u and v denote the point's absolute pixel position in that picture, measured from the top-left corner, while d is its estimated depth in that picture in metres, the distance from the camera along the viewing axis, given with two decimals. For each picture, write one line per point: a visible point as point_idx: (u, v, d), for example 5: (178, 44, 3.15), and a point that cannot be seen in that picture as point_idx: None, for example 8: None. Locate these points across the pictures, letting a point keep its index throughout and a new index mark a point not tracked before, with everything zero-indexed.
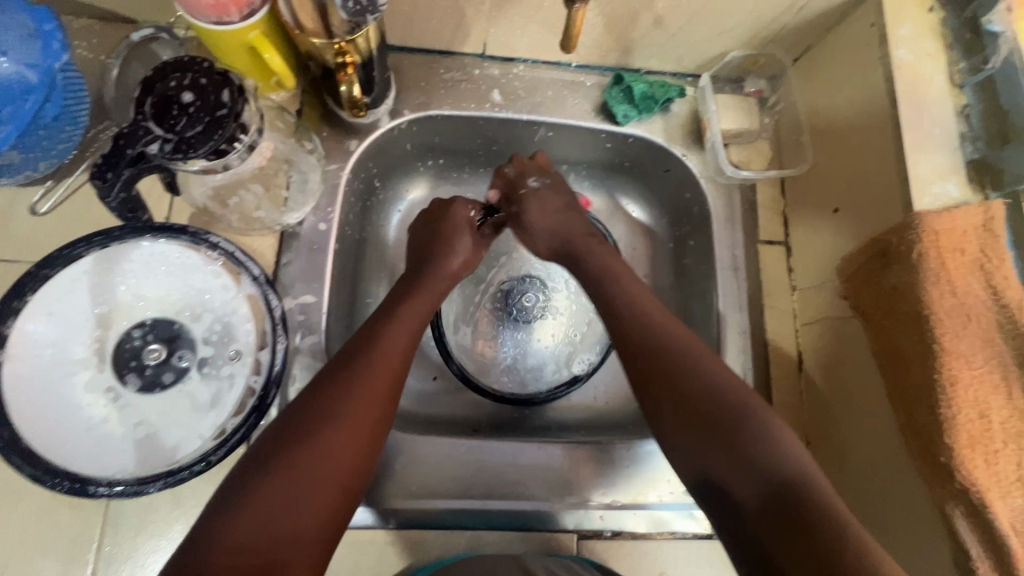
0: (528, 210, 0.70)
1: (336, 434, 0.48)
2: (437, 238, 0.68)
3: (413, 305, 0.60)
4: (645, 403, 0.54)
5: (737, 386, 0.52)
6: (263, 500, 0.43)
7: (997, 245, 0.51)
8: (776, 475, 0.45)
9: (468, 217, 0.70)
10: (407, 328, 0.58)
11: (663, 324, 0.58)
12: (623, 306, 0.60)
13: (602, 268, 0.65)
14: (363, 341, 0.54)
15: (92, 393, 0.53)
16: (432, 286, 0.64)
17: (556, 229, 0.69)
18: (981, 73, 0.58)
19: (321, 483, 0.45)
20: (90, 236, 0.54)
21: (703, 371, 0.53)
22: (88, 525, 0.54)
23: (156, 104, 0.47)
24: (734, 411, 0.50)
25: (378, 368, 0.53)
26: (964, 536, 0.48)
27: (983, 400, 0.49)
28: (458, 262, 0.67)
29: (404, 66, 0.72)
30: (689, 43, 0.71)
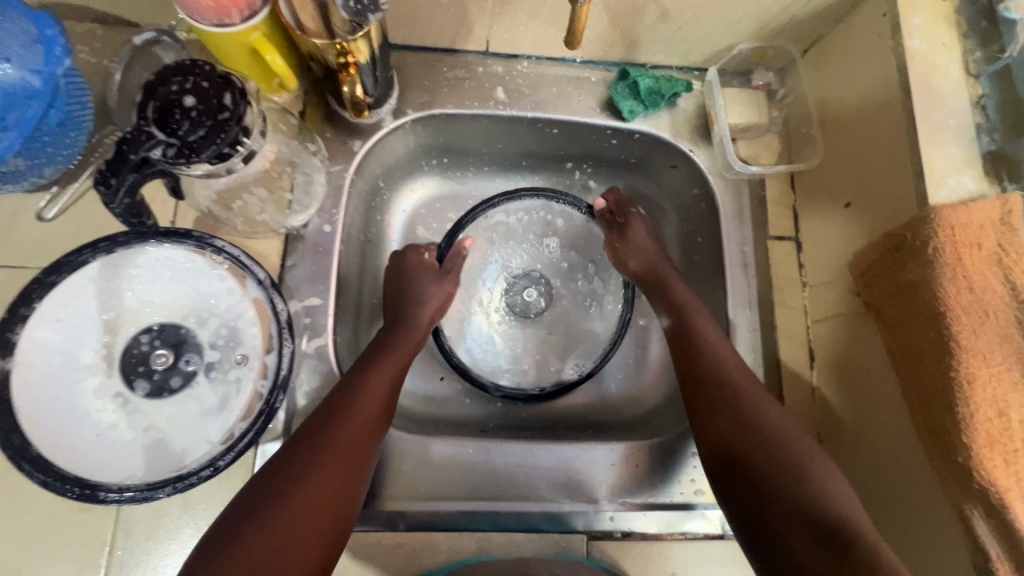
0: (635, 225, 0.73)
1: (318, 485, 0.48)
2: (404, 283, 0.68)
3: (397, 352, 0.61)
4: (706, 441, 0.56)
5: (799, 436, 0.53)
6: (246, 557, 0.43)
7: (1016, 238, 0.50)
8: (832, 522, 0.46)
9: (423, 262, 0.70)
10: (396, 371, 0.60)
11: (732, 368, 0.59)
12: (689, 342, 0.62)
13: (684, 300, 0.66)
14: (344, 388, 0.56)
15: (101, 398, 0.53)
16: (404, 338, 0.64)
17: (653, 256, 0.71)
18: (998, 62, 0.56)
19: (314, 522, 0.47)
20: (96, 242, 0.54)
21: (764, 414, 0.55)
22: (100, 530, 0.54)
23: (158, 109, 0.47)
24: (796, 458, 0.51)
25: (362, 406, 0.54)
26: (983, 537, 0.47)
27: (1003, 398, 0.48)
28: (428, 309, 0.67)
29: (407, 64, 0.71)
30: (695, 37, 0.70)
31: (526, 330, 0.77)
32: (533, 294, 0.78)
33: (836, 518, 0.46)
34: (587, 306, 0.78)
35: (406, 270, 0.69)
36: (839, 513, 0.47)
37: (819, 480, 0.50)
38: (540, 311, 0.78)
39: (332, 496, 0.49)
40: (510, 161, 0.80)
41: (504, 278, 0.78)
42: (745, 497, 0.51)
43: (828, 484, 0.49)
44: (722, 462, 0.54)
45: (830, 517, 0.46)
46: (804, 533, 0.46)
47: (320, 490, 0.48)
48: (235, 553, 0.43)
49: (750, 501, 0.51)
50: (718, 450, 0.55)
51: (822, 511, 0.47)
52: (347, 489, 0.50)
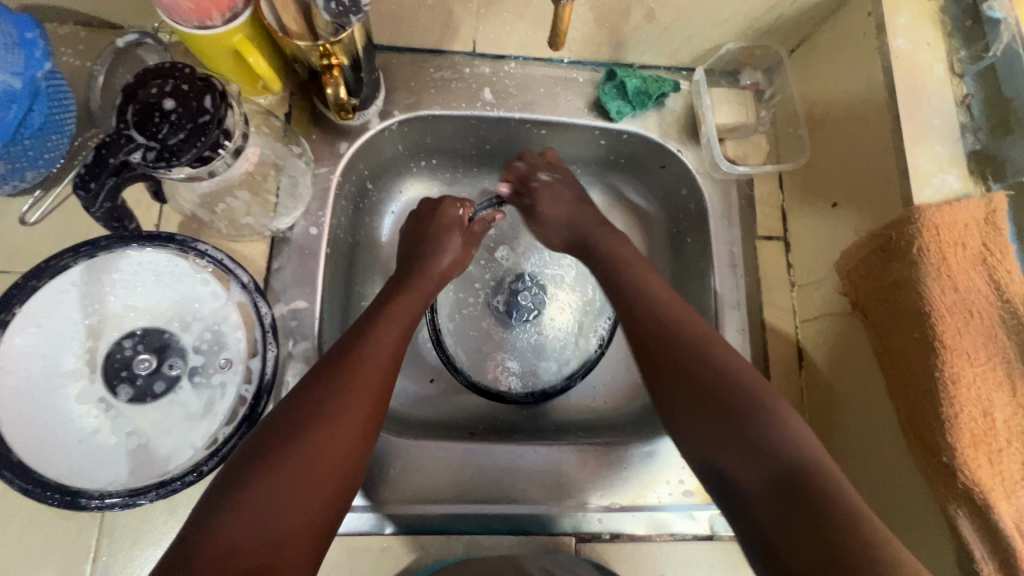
0: (542, 202, 0.71)
1: (329, 436, 0.47)
2: (425, 238, 0.68)
3: (406, 304, 0.60)
4: (656, 385, 0.54)
5: (750, 374, 0.52)
6: (254, 503, 0.43)
7: (999, 238, 0.50)
8: (788, 462, 0.45)
9: (457, 215, 0.70)
10: (398, 331, 0.58)
11: (675, 315, 0.57)
12: (636, 297, 0.60)
13: (612, 257, 0.65)
14: (357, 339, 0.55)
15: (84, 404, 0.53)
16: (421, 287, 0.63)
17: (573, 218, 0.70)
18: (982, 61, 0.56)
19: (311, 487, 0.45)
20: (77, 246, 0.54)
21: (712, 356, 0.53)
22: (84, 536, 0.54)
23: (137, 112, 0.47)
24: (747, 396, 0.50)
25: (367, 369, 0.52)
26: (968, 537, 0.47)
27: (986, 398, 0.48)
28: (447, 262, 0.67)
29: (393, 66, 0.71)
30: (683, 37, 0.70)
31: (518, 330, 0.77)
32: (528, 296, 0.75)
33: (793, 456, 0.45)
34: (579, 307, 0.78)
35: (436, 221, 0.69)
36: (795, 450, 0.46)
37: (774, 416, 0.48)
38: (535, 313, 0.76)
39: (343, 449, 0.48)
40: (499, 161, 0.80)
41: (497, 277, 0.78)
42: (702, 442, 0.50)
43: (786, 420, 0.48)
44: (675, 405, 0.52)
45: (785, 456, 0.45)
46: (762, 476, 0.45)
47: (329, 439, 0.47)
48: (244, 499, 0.43)
49: (707, 445, 0.49)
50: (670, 395, 0.53)
51: (780, 448, 0.46)
52: (349, 455, 0.48)
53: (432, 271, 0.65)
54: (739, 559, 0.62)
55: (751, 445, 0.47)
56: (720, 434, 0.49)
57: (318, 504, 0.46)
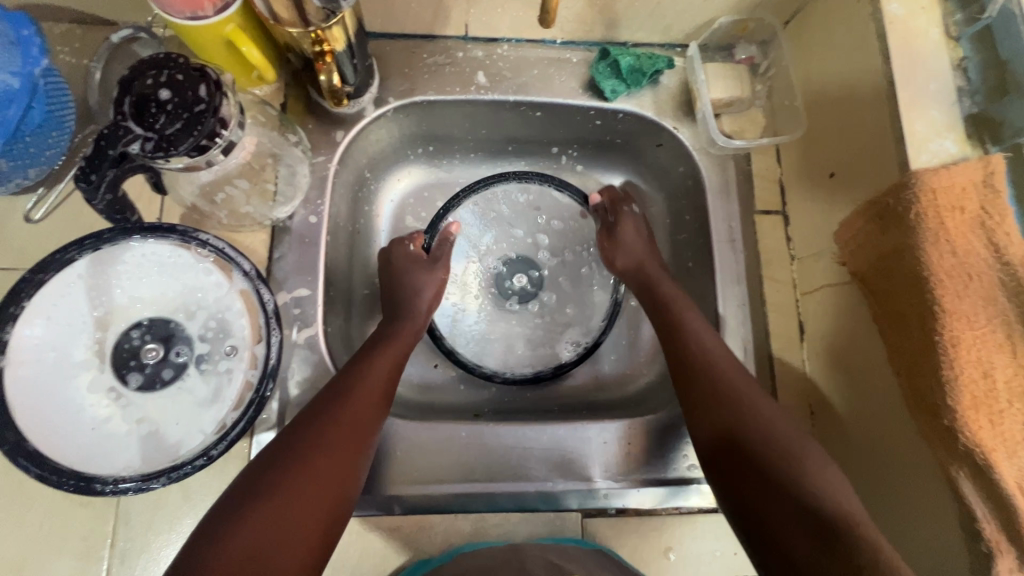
0: (623, 224, 0.72)
1: (326, 451, 0.50)
2: (394, 277, 0.68)
3: (402, 329, 0.64)
4: (702, 428, 0.56)
5: (791, 433, 0.53)
6: (261, 513, 0.45)
7: (998, 200, 0.50)
8: (833, 516, 0.46)
9: (410, 253, 0.69)
10: (395, 356, 0.61)
11: (729, 369, 0.58)
12: (685, 333, 0.61)
13: (672, 297, 0.65)
14: (356, 362, 0.58)
15: (96, 393, 0.54)
16: (408, 329, 0.64)
17: (645, 255, 0.69)
18: (978, 23, 0.56)
19: (312, 506, 0.47)
20: (81, 240, 0.54)
21: (762, 413, 0.54)
22: (102, 522, 0.55)
23: (134, 103, 0.47)
24: (788, 450, 0.51)
25: (362, 395, 0.55)
26: (970, 499, 0.47)
27: (987, 359, 0.48)
28: (426, 301, 0.67)
29: (386, 53, 0.71)
30: (675, 13, 0.70)
31: (521, 316, 0.77)
32: (520, 280, 0.78)
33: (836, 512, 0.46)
34: (573, 275, 0.79)
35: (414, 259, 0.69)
36: (836, 508, 0.47)
37: (813, 474, 0.49)
38: (531, 294, 0.78)
39: (340, 474, 0.50)
40: (495, 147, 0.80)
41: (488, 263, 0.78)
42: (739, 500, 0.51)
43: (826, 481, 0.49)
44: (715, 457, 0.54)
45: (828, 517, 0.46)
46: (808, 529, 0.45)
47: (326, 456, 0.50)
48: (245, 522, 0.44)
49: (745, 493, 0.50)
50: (712, 448, 0.54)
51: (821, 505, 0.47)
52: (345, 473, 0.50)
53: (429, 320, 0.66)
54: None
55: (788, 496, 0.48)
56: (766, 488, 0.49)
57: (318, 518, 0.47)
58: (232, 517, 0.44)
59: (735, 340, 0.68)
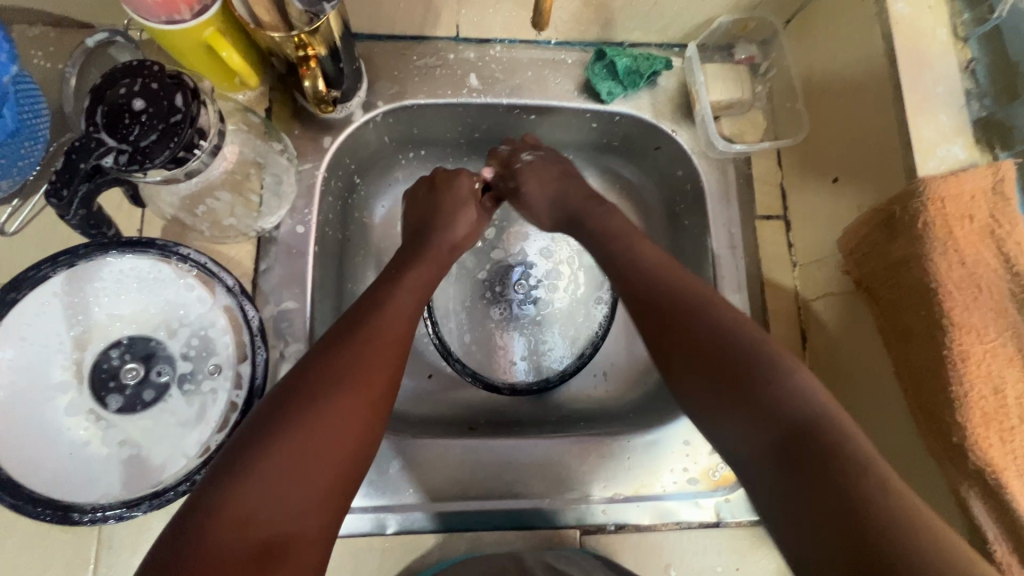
0: (525, 181, 0.68)
1: (338, 410, 0.46)
2: (440, 209, 0.67)
3: (417, 277, 0.59)
4: (661, 353, 0.51)
5: (756, 333, 0.48)
6: (271, 478, 0.41)
7: (1008, 208, 0.48)
8: (803, 419, 0.42)
9: (469, 187, 0.70)
10: (415, 298, 0.57)
11: (683, 284, 0.53)
12: (627, 261, 0.57)
13: (618, 229, 0.61)
14: (368, 310, 0.53)
15: (74, 416, 0.51)
16: (434, 257, 0.63)
17: (559, 200, 0.67)
18: (987, 23, 0.53)
19: (326, 454, 0.44)
20: (55, 257, 0.51)
21: (723, 322, 0.50)
22: (83, 548, 0.53)
23: (107, 114, 0.45)
24: (750, 353, 0.47)
25: (381, 338, 0.51)
26: (980, 518, 0.46)
27: (997, 374, 0.46)
28: (460, 235, 0.67)
29: (375, 55, 0.69)
30: (673, 12, 0.67)
31: (513, 322, 0.75)
32: (523, 287, 0.76)
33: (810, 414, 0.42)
34: (575, 275, 0.77)
35: (449, 196, 0.68)
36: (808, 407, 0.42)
37: (783, 373, 0.45)
38: (529, 304, 0.76)
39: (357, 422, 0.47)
40: (490, 150, 0.78)
41: (489, 276, 0.76)
42: (713, 410, 0.47)
43: (799, 377, 0.44)
44: (677, 368, 0.50)
45: (800, 418, 0.42)
46: (778, 442, 0.42)
47: (336, 416, 0.46)
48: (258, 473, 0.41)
49: (717, 409, 0.47)
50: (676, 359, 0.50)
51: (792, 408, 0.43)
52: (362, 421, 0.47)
53: (443, 242, 0.65)
54: (747, 545, 0.61)
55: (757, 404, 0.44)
56: (734, 398, 0.45)
57: (333, 482, 0.44)
58: (245, 463, 0.42)
59: None
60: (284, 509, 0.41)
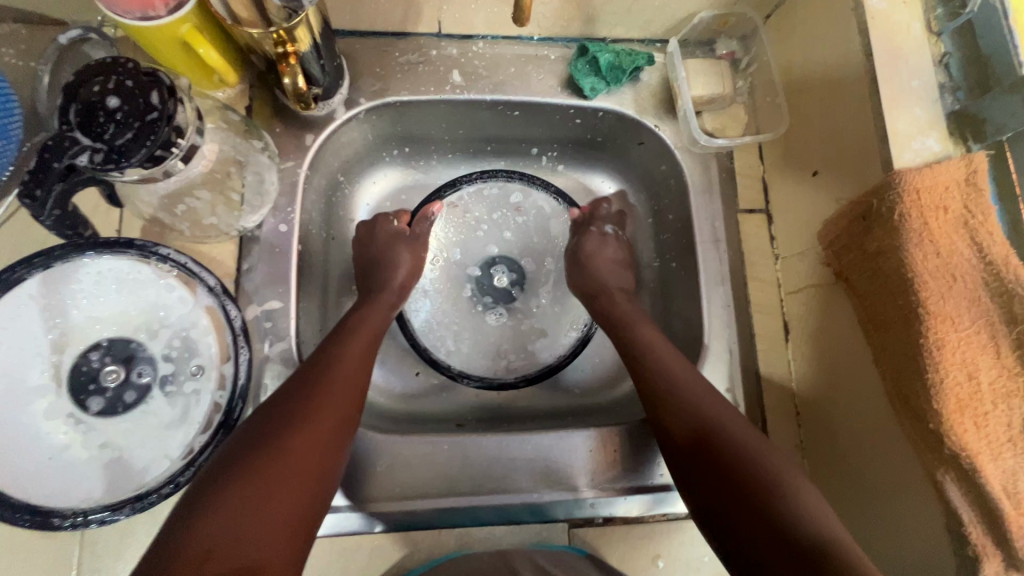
0: (588, 243, 0.72)
1: (300, 447, 0.47)
2: (375, 254, 0.67)
3: (370, 318, 0.61)
4: (678, 466, 0.54)
5: (766, 448, 0.51)
6: (236, 509, 0.41)
7: (980, 199, 0.49)
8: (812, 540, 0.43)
9: (393, 229, 0.69)
10: (368, 337, 0.59)
11: (693, 388, 0.57)
12: (644, 369, 0.60)
13: (649, 340, 0.62)
14: (324, 352, 0.55)
15: (53, 420, 0.50)
16: (382, 299, 0.64)
17: (604, 275, 0.70)
18: (960, 18, 0.55)
19: (289, 487, 0.45)
20: (29, 258, 0.51)
21: (735, 433, 0.52)
22: (65, 552, 0.52)
23: (80, 112, 0.44)
24: (765, 469, 0.49)
25: (340, 375, 0.53)
26: (955, 500, 0.47)
27: (971, 361, 0.47)
28: (404, 275, 0.67)
29: (356, 51, 0.68)
30: (654, 8, 0.68)
31: (497, 315, 0.75)
32: (502, 277, 0.76)
33: (820, 534, 0.44)
34: (541, 257, 0.78)
35: (378, 243, 0.68)
36: (816, 529, 0.44)
37: (787, 491, 0.47)
38: (512, 293, 0.76)
39: (321, 453, 0.48)
40: (473, 147, 0.78)
41: (467, 283, 0.76)
42: (726, 518, 0.48)
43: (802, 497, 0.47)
44: (691, 474, 0.53)
45: (802, 538, 0.44)
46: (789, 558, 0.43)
47: (297, 447, 0.47)
48: (217, 510, 0.41)
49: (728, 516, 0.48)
50: (690, 467, 0.53)
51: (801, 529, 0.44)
52: (325, 456, 0.48)
53: (388, 286, 0.65)
54: None
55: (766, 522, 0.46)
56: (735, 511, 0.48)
57: (299, 512, 0.45)
58: (204, 505, 0.42)
59: (721, 341, 0.67)
60: (252, 539, 0.41)
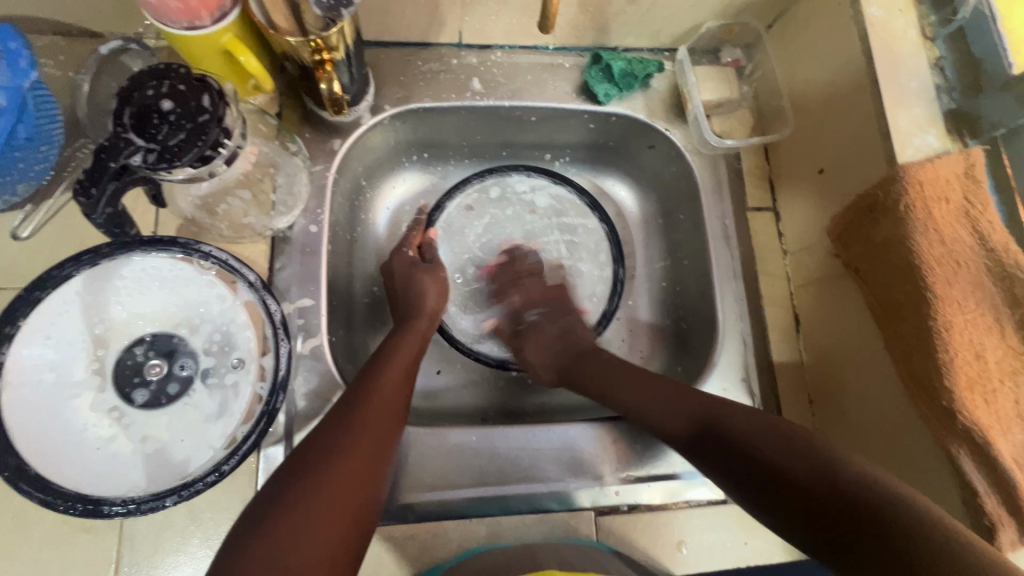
0: (526, 344, 0.71)
1: (351, 458, 0.49)
2: (400, 282, 0.68)
3: (409, 343, 0.62)
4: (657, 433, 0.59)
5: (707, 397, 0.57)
6: (301, 516, 0.44)
7: (979, 191, 0.53)
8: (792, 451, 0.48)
9: (409, 257, 0.70)
10: (410, 358, 0.61)
11: (629, 370, 0.64)
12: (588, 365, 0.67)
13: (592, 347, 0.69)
14: (370, 374, 0.57)
15: (96, 412, 0.52)
16: (415, 329, 0.64)
17: (547, 357, 0.70)
18: (951, 24, 0.59)
19: (340, 492, 0.47)
20: (78, 255, 0.52)
21: (668, 395, 0.59)
22: (105, 544, 0.53)
23: (135, 115, 0.46)
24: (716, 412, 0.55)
25: (386, 393, 0.56)
26: (970, 474, 0.49)
27: (978, 341, 0.50)
28: (434, 300, 0.68)
29: (381, 61, 0.71)
30: (664, 18, 0.72)
31: None
32: None
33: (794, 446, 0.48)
34: (548, 234, 0.80)
35: (402, 275, 0.69)
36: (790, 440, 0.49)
37: (752, 422, 0.52)
38: None
39: (369, 461, 0.50)
40: (489, 152, 0.81)
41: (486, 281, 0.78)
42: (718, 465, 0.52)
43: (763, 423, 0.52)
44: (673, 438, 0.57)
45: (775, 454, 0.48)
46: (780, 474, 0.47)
47: (351, 464, 0.49)
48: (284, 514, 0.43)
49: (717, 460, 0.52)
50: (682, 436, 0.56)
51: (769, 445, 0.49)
52: (372, 469, 0.50)
53: (421, 312, 0.66)
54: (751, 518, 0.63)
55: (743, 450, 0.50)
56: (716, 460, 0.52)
57: (348, 516, 0.46)
58: (268, 512, 0.44)
59: (735, 334, 0.69)
60: (313, 550, 0.43)
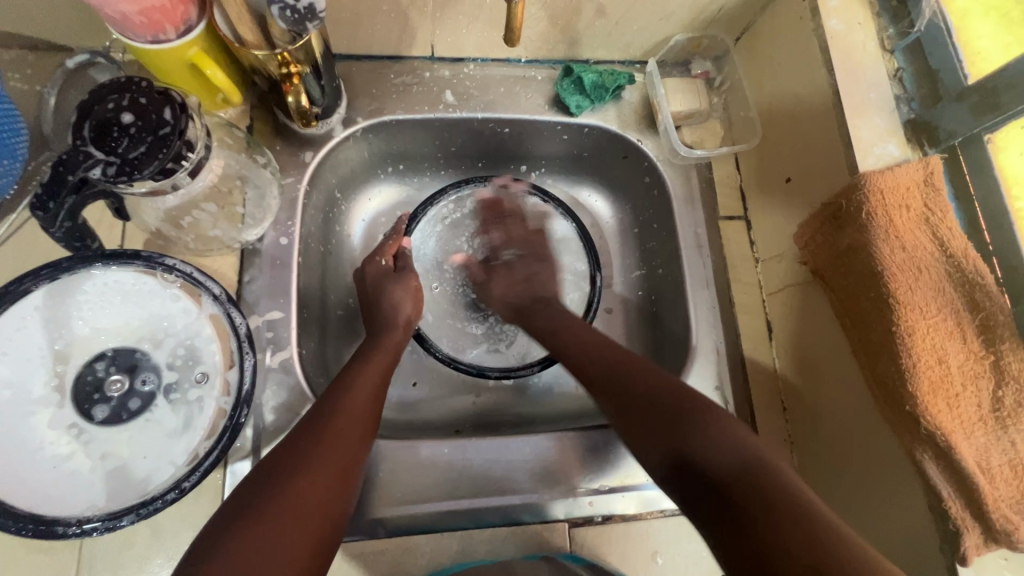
0: (495, 278, 0.75)
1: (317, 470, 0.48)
2: (372, 294, 0.68)
3: (380, 354, 0.62)
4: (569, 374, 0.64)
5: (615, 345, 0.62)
6: (258, 535, 0.42)
7: (938, 199, 0.54)
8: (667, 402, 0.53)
9: (382, 266, 0.70)
10: (380, 369, 0.61)
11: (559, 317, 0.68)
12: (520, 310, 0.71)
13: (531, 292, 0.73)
14: (338, 385, 0.57)
15: (54, 430, 0.51)
16: (388, 340, 0.64)
17: (507, 296, 0.73)
18: (909, 36, 0.61)
19: (304, 505, 0.46)
20: (36, 270, 0.52)
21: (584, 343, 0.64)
22: (61, 566, 0.52)
23: (94, 128, 0.46)
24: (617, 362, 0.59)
25: (355, 404, 0.55)
26: (935, 479, 0.49)
27: (940, 347, 0.51)
28: (408, 310, 0.67)
29: (354, 74, 0.72)
30: (633, 32, 0.73)
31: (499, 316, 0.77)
32: None
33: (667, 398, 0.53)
34: None
35: (374, 286, 0.68)
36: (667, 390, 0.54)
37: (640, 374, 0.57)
38: None
39: (336, 474, 0.49)
40: (464, 163, 0.81)
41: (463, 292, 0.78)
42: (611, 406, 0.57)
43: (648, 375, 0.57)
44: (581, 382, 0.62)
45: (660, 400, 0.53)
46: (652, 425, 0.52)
47: (315, 476, 0.48)
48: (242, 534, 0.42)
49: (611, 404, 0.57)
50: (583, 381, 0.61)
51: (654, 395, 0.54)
52: (339, 481, 0.49)
53: (393, 323, 0.66)
54: None
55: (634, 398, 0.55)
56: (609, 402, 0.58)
57: (313, 531, 0.45)
58: (226, 530, 0.43)
59: (708, 342, 0.70)
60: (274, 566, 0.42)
